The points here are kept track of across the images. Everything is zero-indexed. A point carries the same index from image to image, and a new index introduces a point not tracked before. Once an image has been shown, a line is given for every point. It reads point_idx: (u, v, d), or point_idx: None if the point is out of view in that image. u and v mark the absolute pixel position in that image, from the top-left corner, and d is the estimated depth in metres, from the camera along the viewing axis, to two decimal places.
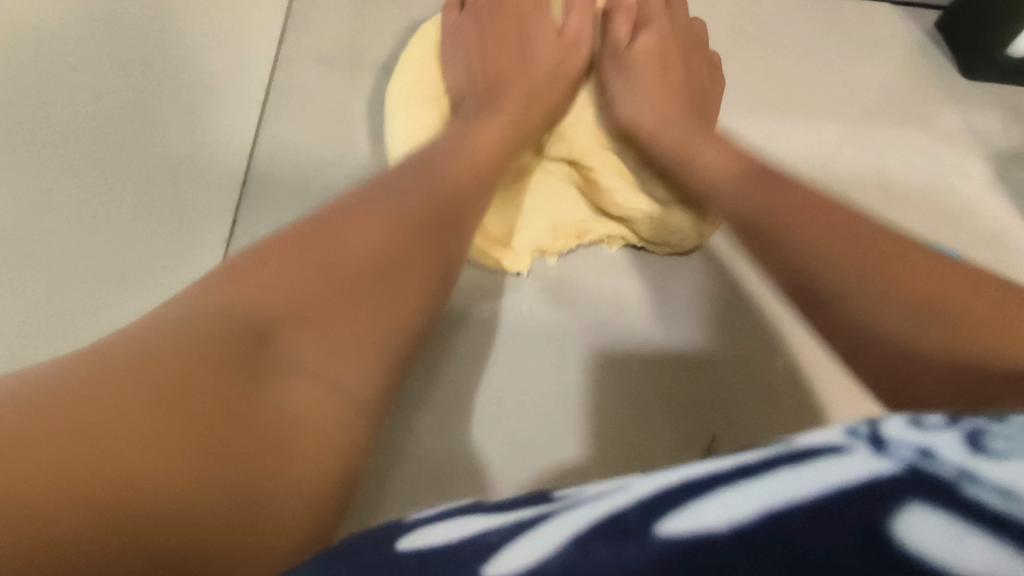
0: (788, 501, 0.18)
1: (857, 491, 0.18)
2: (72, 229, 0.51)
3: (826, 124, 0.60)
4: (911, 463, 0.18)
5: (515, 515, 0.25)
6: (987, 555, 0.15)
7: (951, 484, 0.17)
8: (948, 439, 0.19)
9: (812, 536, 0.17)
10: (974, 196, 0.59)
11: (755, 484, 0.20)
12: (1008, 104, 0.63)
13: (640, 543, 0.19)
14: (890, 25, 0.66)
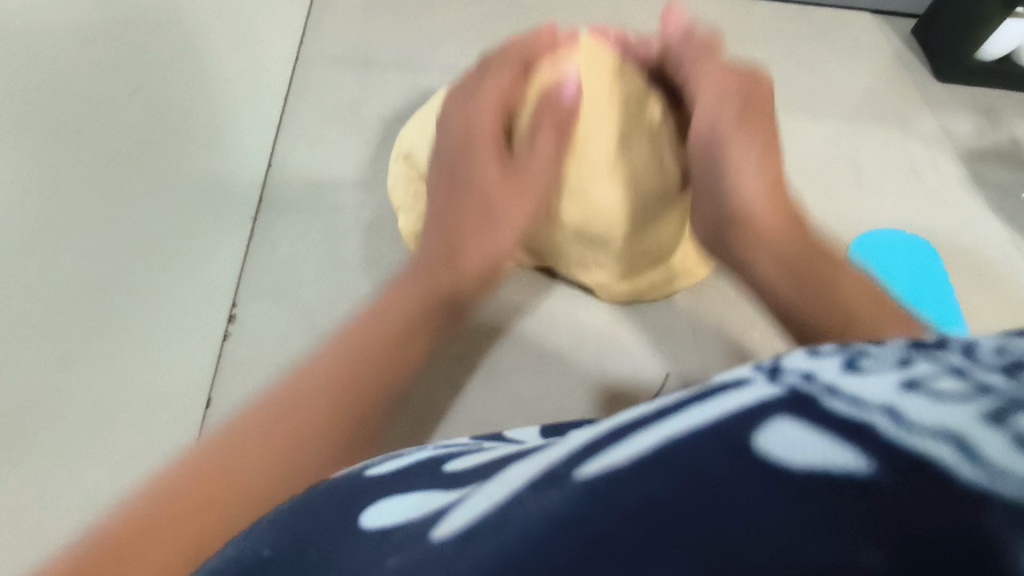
0: (682, 433, 0.18)
1: (745, 420, 0.17)
2: None
3: (803, 118, 0.64)
4: (799, 388, 0.18)
5: (452, 493, 0.24)
6: (847, 455, 0.15)
7: (813, 400, 0.17)
8: (829, 362, 0.18)
9: (706, 463, 0.17)
10: (944, 187, 0.63)
11: (654, 425, 0.19)
12: (981, 104, 0.67)
13: (559, 489, 0.18)
14: (867, 31, 0.71)
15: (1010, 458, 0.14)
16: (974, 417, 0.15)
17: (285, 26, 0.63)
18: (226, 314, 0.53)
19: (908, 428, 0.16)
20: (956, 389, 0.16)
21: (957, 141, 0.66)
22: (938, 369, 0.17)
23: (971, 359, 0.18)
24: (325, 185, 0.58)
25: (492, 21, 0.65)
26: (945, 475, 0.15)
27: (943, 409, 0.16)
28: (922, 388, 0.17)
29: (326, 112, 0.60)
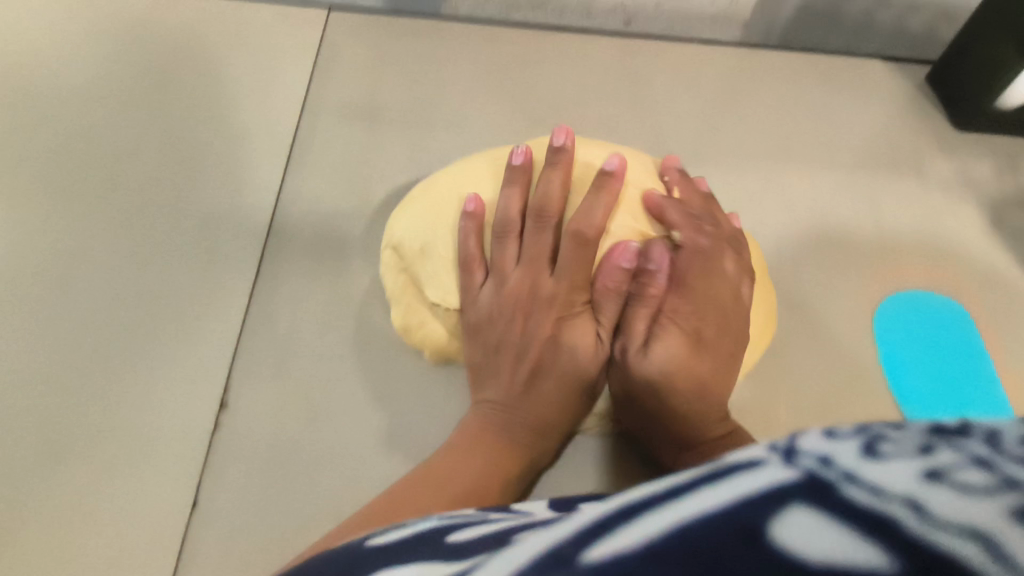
0: (693, 518, 0.17)
1: (748, 510, 0.17)
2: (91, 263, 0.54)
3: (819, 168, 0.63)
4: (813, 478, 0.17)
5: (462, 560, 0.24)
6: (863, 557, 0.15)
7: (831, 488, 0.16)
8: (847, 443, 0.17)
9: (712, 557, 0.16)
10: (967, 237, 0.60)
11: (663, 506, 0.19)
12: (1003, 151, 0.65)
13: (566, 574, 0.18)
14: (882, 76, 0.70)
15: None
16: (1009, 519, 0.14)
17: (294, 77, 0.63)
18: (217, 398, 0.49)
19: (934, 532, 0.14)
20: (987, 481, 0.15)
21: (979, 188, 0.63)
22: (960, 459, 0.16)
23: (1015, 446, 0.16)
24: (328, 235, 0.56)
25: (499, 74, 0.64)
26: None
27: (968, 506, 0.15)
28: (947, 480, 0.15)
29: (333, 162, 0.59)
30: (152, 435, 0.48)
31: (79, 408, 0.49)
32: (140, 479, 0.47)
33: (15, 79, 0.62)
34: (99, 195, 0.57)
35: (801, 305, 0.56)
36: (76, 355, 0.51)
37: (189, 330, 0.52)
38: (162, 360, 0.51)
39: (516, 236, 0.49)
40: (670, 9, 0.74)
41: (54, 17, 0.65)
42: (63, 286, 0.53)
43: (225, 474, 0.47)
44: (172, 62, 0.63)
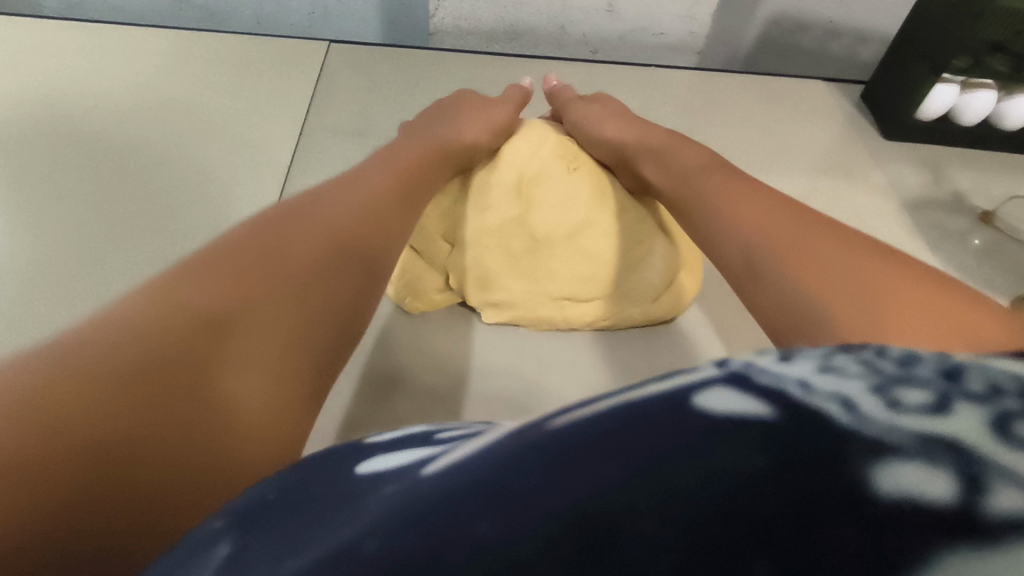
0: (638, 399, 0.20)
1: (684, 390, 0.20)
2: (117, 253, 0.62)
3: (759, 173, 0.70)
4: (735, 365, 0.20)
5: (436, 448, 0.25)
6: (757, 406, 0.18)
7: (746, 374, 0.19)
8: (764, 353, 0.21)
9: (652, 411, 0.19)
10: (889, 232, 0.68)
11: (615, 394, 0.21)
12: (925, 159, 0.73)
13: (535, 432, 0.20)
14: (820, 94, 0.78)
15: (880, 414, 0.18)
16: (863, 388, 0.19)
17: (301, 101, 0.73)
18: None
19: (812, 393, 0.18)
20: (856, 370, 0.20)
21: (902, 191, 0.71)
22: (851, 365, 0.20)
23: (879, 356, 0.20)
24: None
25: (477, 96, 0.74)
26: (827, 422, 0.18)
27: (842, 384, 0.19)
28: (832, 369, 0.20)
29: (330, 171, 0.68)
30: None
31: None
32: None
33: (55, 102, 0.71)
34: (126, 196, 0.66)
35: None
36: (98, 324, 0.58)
37: None
38: None
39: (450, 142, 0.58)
40: (632, 41, 0.83)
41: (92, 53, 0.75)
42: (90, 268, 0.61)
43: None
44: (193, 89, 0.73)
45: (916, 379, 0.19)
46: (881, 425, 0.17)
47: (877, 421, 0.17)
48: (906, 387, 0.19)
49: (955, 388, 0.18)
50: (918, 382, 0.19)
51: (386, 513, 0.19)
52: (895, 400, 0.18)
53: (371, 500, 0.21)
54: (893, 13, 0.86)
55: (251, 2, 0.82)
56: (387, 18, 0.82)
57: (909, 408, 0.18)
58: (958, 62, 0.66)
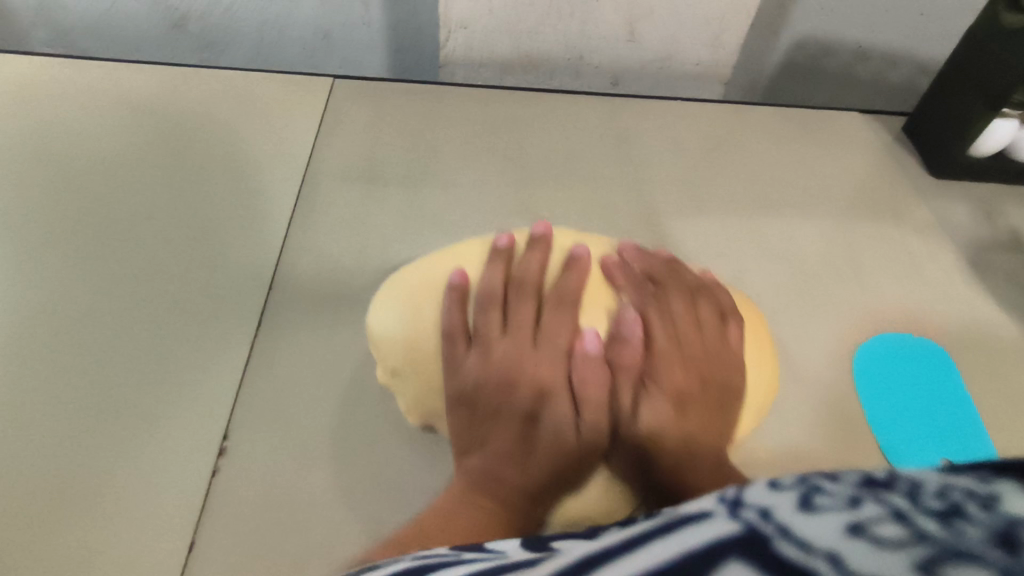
0: (658, 560, 0.24)
1: (702, 558, 0.23)
2: (104, 312, 0.57)
3: (798, 215, 0.65)
4: (749, 520, 0.23)
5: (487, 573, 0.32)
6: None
7: (766, 541, 0.22)
8: (783, 499, 0.23)
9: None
10: (942, 278, 0.62)
11: (641, 549, 0.26)
12: (976, 197, 0.68)
13: None
14: (858, 127, 0.73)
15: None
16: (905, 567, 0.19)
17: (302, 140, 0.68)
18: (222, 428, 0.52)
19: (841, 575, 0.19)
20: (891, 534, 0.20)
21: (954, 233, 0.65)
22: (882, 513, 0.21)
23: (913, 500, 0.21)
24: (328, 284, 0.59)
25: (492, 133, 0.69)
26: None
27: (878, 557, 0.19)
28: (862, 534, 0.20)
29: (334, 218, 0.63)
30: (155, 475, 0.50)
31: (83, 445, 0.51)
32: (136, 514, 0.48)
33: (40, 140, 0.66)
34: (113, 247, 0.61)
35: (782, 349, 0.57)
36: (83, 394, 0.53)
37: (196, 372, 0.54)
38: (163, 401, 0.53)
39: (498, 305, 0.50)
40: (654, 68, 0.78)
41: (81, 86, 0.70)
42: (77, 331, 0.56)
43: (220, 513, 0.49)
44: (188, 125, 0.68)
45: (968, 545, 0.18)
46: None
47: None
48: (958, 561, 0.18)
49: (972, 524, 0.19)
50: (974, 552, 0.18)
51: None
52: None
53: None
54: (931, 36, 0.81)
55: (250, 31, 0.77)
56: (393, 46, 0.77)
57: None
58: (1019, 95, 0.60)
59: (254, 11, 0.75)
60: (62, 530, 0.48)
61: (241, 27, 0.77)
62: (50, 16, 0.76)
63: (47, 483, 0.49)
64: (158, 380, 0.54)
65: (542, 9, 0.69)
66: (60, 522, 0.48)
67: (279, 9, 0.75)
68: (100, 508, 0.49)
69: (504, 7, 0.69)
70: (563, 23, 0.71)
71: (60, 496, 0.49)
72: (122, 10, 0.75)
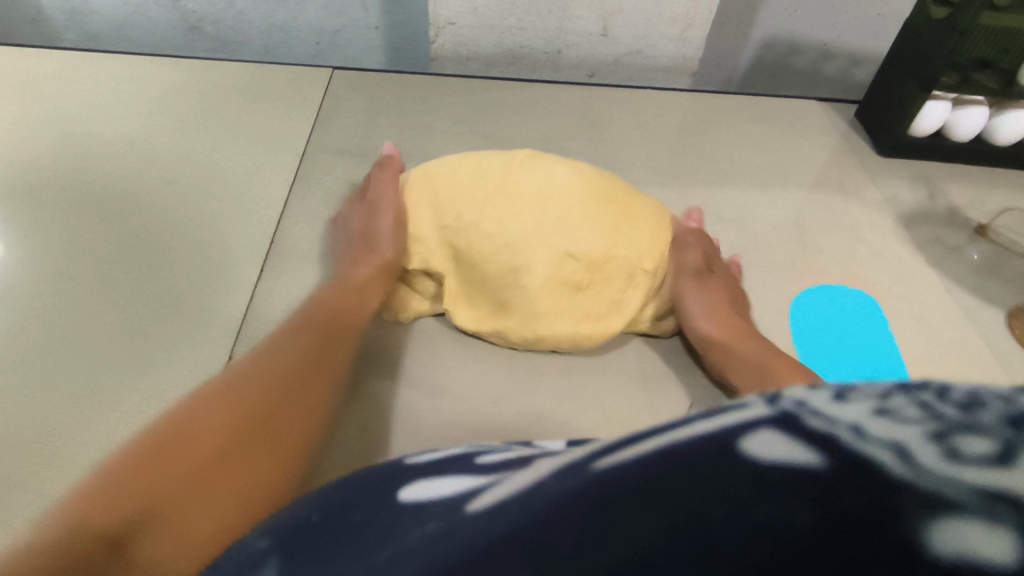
0: (670, 442, 0.20)
1: (726, 433, 0.20)
2: (123, 260, 0.64)
3: (751, 188, 0.71)
4: (783, 404, 0.20)
5: (485, 477, 0.31)
6: (808, 458, 0.18)
7: (793, 417, 0.19)
8: (818, 386, 0.20)
9: (692, 462, 0.19)
10: (880, 242, 0.68)
11: (647, 434, 0.22)
12: (916, 173, 0.74)
13: (572, 479, 0.21)
14: (811, 112, 0.80)
15: (938, 469, 0.16)
16: (920, 435, 0.17)
17: (303, 122, 0.75)
18: (220, 363, 0.57)
19: (865, 439, 0.17)
20: (914, 412, 0.18)
21: (894, 203, 0.72)
22: (909, 402, 0.18)
23: (940, 397, 0.18)
24: (322, 243, 0.66)
25: (475, 118, 0.76)
26: (879, 476, 0.17)
27: (897, 427, 0.17)
28: (887, 413, 0.18)
29: (330, 189, 0.70)
30: (155, 401, 0.55)
31: (99, 370, 0.56)
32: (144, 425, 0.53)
33: (68, 125, 0.73)
34: (131, 209, 0.68)
35: None
36: (100, 329, 0.59)
37: (203, 311, 0.61)
38: (173, 335, 0.59)
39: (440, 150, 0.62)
40: (628, 64, 0.85)
41: (108, 80, 0.78)
42: (98, 277, 0.62)
43: None
44: (202, 112, 0.76)
45: (984, 424, 0.17)
46: (941, 482, 0.16)
47: (933, 476, 0.16)
48: (971, 434, 0.17)
49: None
50: (985, 428, 0.17)
51: (426, 551, 0.22)
52: (955, 453, 0.16)
53: (412, 535, 0.26)
54: (884, 35, 0.88)
55: (260, 33, 0.85)
56: (388, 46, 0.85)
57: (972, 463, 0.16)
58: (946, 78, 0.66)
59: (263, 15, 0.83)
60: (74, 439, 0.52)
61: (252, 30, 0.85)
62: (79, 20, 0.84)
63: (63, 400, 0.54)
64: (169, 317, 0.60)
65: (522, 9, 0.77)
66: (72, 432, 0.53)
67: (286, 14, 0.83)
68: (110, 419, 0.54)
69: (487, 8, 0.76)
70: (541, 20, 0.78)
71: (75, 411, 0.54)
72: (145, 14, 0.83)
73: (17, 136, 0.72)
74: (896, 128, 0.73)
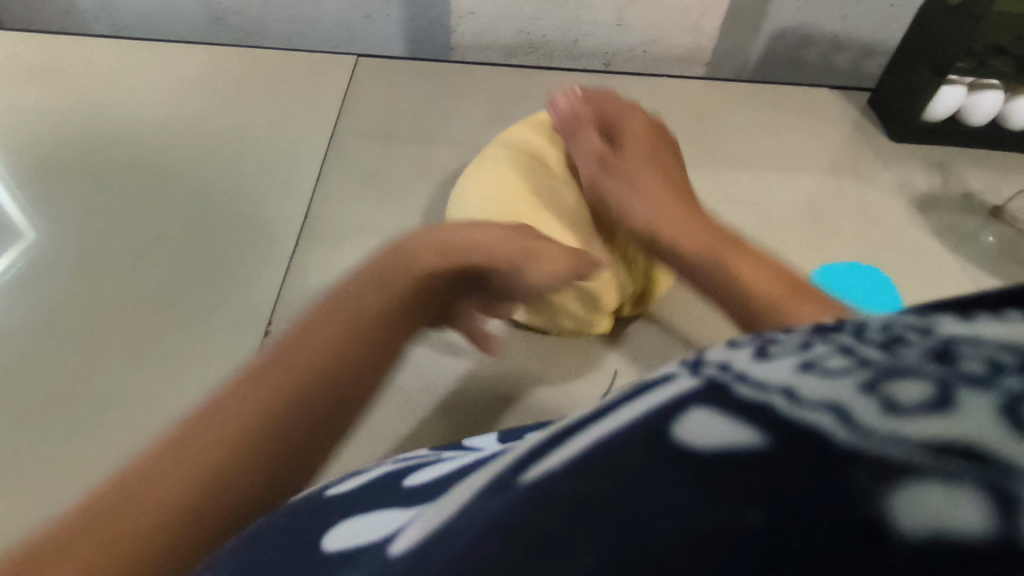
0: (603, 437, 0.20)
1: (656, 418, 0.19)
2: (162, 236, 0.66)
3: (769, 173, 0.73)
4: (711, 377, 0.20)
5: (412, 507, 0.28)
6: (744, 435, 0.17)
7: (725, 390, 0.19)
8: (741, 356, 0.20)
9: (626, 453, 0.19)
10: (897, 224, 0.69)
11: (580, 434, 0.21)
12: (930, 159, 0.75)
13: (507, 493, 0.20)
14: (826, 100, 0.81)
15: (879, 421, 0.16)
16: (853, 388, 0.17)
17: (329, 109, 0.77)
18: (260, 333, 0.60)
19: (800, 405, 0.17)
20: (842, 364, 0.18)
21: (910, 188, 0.73)
22: (831, 349, 0.19)
23: (859, 337, 0.19)
24: (351, 225, 0.67)
25: (496, 105, 0.77)
26: (824, 443, 0.16)
27: (830, 384, 0.17)
28: (814, 367, 0.18)
29: (356, 172, 0.72)
30: (201, 368, 0.58)
31: (144, 339, 0.59)
32: (191, 391, 0.56)
33: (97, 110, 0.75)
34: (167, 190, 0.70)
35: None
36: (143, 300, 0.62)
37: (242, 284, 0.63)
38: (214, 307, 0.62)
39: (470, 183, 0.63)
40: (644, 53, 0.87)
41: (136, 68, 0.80)
42: (140, 253, 0.65)
43: None
44: (228, 98, 0.78)
45: (910, 364, 0.17)
46: (883, 437, 0.16)
47: (874, 429, 0.16)
48: (900, 378, 0.17)
49: (950, 373, 0.16)
50: (914, 369, 0.17)
51: None
52: (890, 400, 0.17)
53: None
54: (896, 26, 0.89)
55: (284, 24, 0.87)
56: (409, 36, 0.87)
57: (910, 408, 0.16)
58: (963, 63, 0.68)
59: (288, 6, 0.85)
60: (125, 403, 0.55)
61: (275, 20, 0.87)
62: (110, 12, 0.86)
63: (112, 368, 0.57)
64: (209, 290, 0.63)
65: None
66: (124, 396, 0.56)
67: (309, 5, 0.85)
68: (159, 385, 0.56)
69: None
70: (561, 11, 0.80)
71: (124, 377, 0.57)
72: (172, 5, 0.85)
73: (50, 122, 0.73)
74: (909, 116, 0.74)
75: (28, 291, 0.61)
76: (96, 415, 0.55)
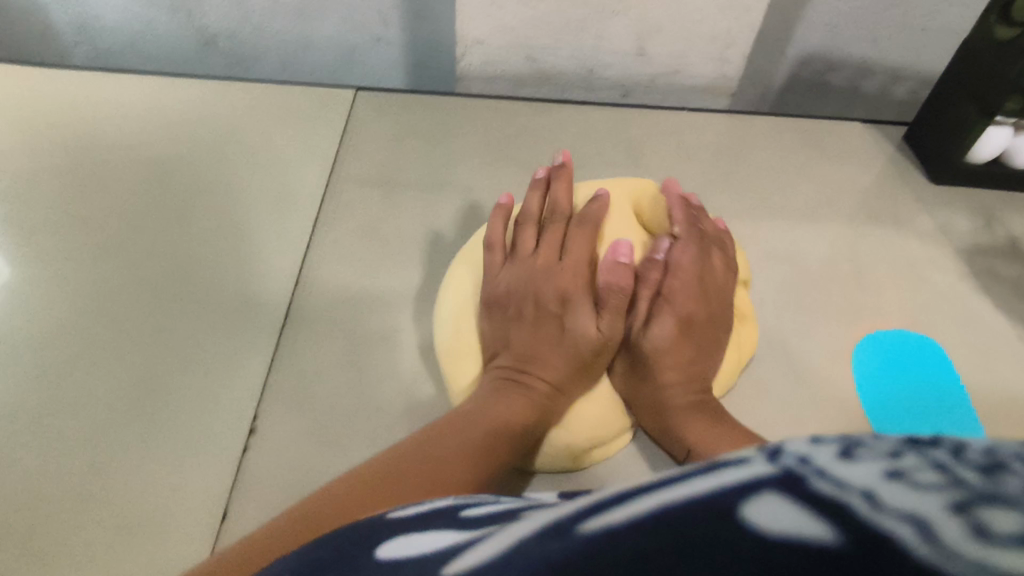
0: (674, 503, 0.23)
1: (732, 494, 0.22)
2: (146, 304, 0.62)
3: (799, 222, 0.68)
4: (788, 466, 0.22)
5: (474, 530, 0.30)
6: (819, 528, 0.20)
7: (802, 480, 0.21)
8: (824, 447, 0.22)
9: (700, 525, 0.22)
10: (940, 279, 0.64)
11: (651, 494, 0.24)
12: (973, 203, 0.70)
13: (568, 538, 0.24)
14: (860, 136, 0.76)
15: (960, 543, 0.18)
16: (940, 507, 0.19)
17: (326, 153, 0.73)
18: (248, 426, 0.56)
19: (881, 511, 0.19)
20: (931, 479, 0.20)
21: (953, 236, 0.68)
22: (922, 462, 0.20)
23: (956, 455, 0.20)
24: (351, 286, 0.64)
25: (502, 149, 0.74)
26: (902, 553, 0.19)
27: (915, 497, 0.19)
28: (902, 478, 0.20)
29: (356, 224, 0.68)
30: (187, 462, 0.54)
31: (127, 430, 0.56)
32: (176, 493, 0.53)
33: (84, 156, 0.71)
34: (153, 250, 0.66)
35: (777, 344, 0.60)
36: (126, 382, 0.58)
37: (232, 363, 0.59)
38: (201, 390, 0.58)
39: (531, 225, 0.61)
40: (663, 84, 0.82)
41: (122, 104, 0.75)
42: (122, 327, 0.61)
43: (250, 490, 0.53)
44: (221, 140, 0.73)
45: (1009, 494, 0.19)
46: (966, 561, 0.18)
47: (957, 553, 0.18)
48: (995, 506, 0.18)
49: None
50: (1011, 498, 0.19)
51: None
52: (979, 524, 0.18)
53: None
54: (933, 50, 0.83)
55: (279, 49, 0.82)
56: (412, 62, 0.81)
57: (1000, 540, 0.18)
58: (1012, 103, 0.62)
59: (283, 30, 0.79)
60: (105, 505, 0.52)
61: (270, 46, 0.81)
62: (91, 34, 0.80)
63: (94, 463, 0.54)
64: (197, 368, 0.59)
65: (555, 25, 0.73)
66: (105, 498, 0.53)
67: (306, 30, 0.79)
68: (141, 485, 0.53)
69: (518, 24, 0.72)
70: (575, 38, 0.75)
71: (105, 476, 0.54)
72: (159, 30, 0.80)
73: (34, 171, 0.70)
74: (950, 158, 0.69)
75: (7, 364, 0.58)
76: (74, 519, 0.52)
